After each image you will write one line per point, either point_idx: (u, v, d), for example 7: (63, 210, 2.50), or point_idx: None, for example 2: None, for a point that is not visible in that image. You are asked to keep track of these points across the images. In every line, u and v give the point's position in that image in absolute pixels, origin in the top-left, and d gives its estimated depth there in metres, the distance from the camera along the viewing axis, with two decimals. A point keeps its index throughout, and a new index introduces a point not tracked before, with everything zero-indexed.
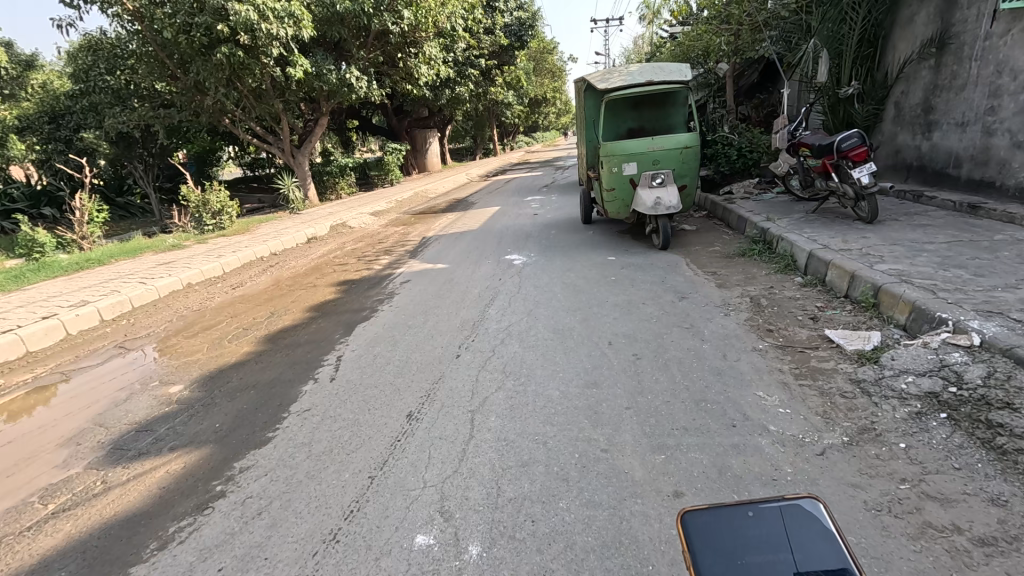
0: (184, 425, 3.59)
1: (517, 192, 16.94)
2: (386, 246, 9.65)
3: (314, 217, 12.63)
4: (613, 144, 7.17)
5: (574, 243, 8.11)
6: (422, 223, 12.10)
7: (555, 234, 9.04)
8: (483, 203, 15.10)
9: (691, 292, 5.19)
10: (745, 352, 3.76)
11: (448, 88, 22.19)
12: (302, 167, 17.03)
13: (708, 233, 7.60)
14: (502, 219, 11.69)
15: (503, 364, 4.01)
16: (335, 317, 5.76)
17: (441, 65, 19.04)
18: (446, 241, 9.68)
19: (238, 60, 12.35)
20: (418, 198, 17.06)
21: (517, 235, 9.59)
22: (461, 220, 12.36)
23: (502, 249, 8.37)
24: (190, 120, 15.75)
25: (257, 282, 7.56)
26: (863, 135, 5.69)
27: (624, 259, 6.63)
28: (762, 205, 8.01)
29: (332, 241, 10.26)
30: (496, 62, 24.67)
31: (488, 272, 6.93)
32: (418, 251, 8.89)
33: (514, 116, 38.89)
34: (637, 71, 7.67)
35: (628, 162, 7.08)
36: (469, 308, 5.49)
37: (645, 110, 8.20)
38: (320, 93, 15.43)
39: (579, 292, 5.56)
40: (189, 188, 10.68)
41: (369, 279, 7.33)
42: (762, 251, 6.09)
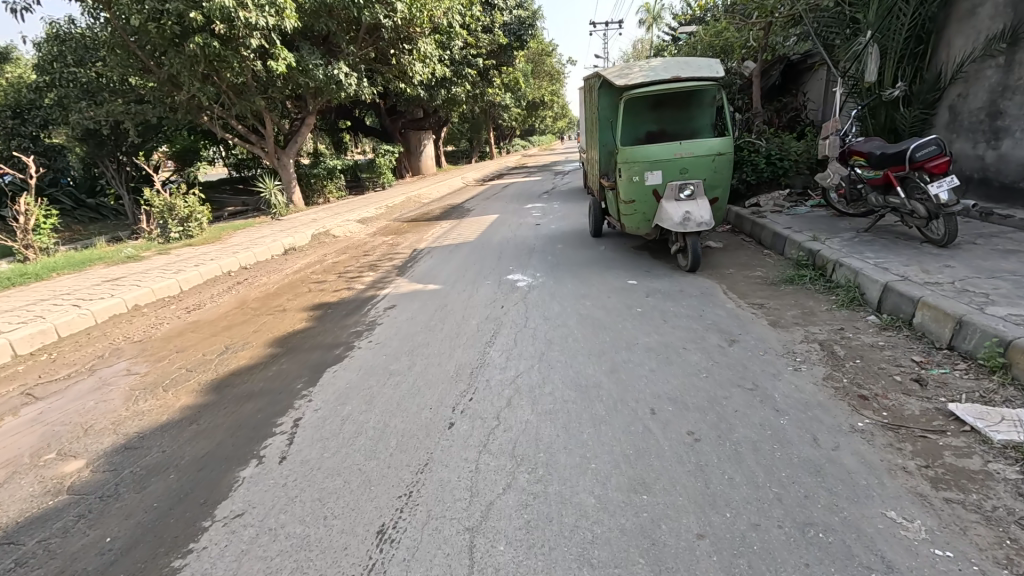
0: (60, 538, 2.54)
1: (516, 199, 15.96)
2: (372, 260, 8.63)
3: (295, 223, 11.57)
4: (634, 149, 6.18)
5: (585, 261, 7.12)
6: (413, 233, 11.07)
7: (561, 249, 8.06)
8: (480, 211, 14.11)
9: (740, 331, 4.23)
10: (841, 432, 2.78)
11: (444, 89, 21.21)
12: (288, 169, 15.97)
13: (740, 252, 6.65)
14: (501, 229, 10.68)
15: (511, 442, 2.98)
16: (298, 357, 4.65)
17: (437, 63, 18.08)
18: (439, 254, 8.65)
19: (214, 52, 11.30)
20: (411, 203, 16.02)
21: (518, 248, 8.60)
22: (456, 229, 11.33)
23: (503, 266, 7.38)
24: (165, 117, 14.67)
25: (217, 304, 6.49)
26: (942, 143, 4.78)
27: (647, 285, 5.65)
28: (799, 220, 7.07)
29: (312, 252, 9.21)
30: (494, 62, 23.79)
31: (488, 297, 5.92)
32: (407, 266, 7.85)
33: (512, 119, 37.96)
34: (660, 66, 6.70)
35: (651, 170, 6.10)
36: (465, 347, 4.46)
37: (667, 111, 7.22)
38: (307, 91, 14.44)
39: (601, 328, 4.57)
40: (151, 192, 9.58)
41: (349, 302, 6.29)
42: (814, 279, 5.14)
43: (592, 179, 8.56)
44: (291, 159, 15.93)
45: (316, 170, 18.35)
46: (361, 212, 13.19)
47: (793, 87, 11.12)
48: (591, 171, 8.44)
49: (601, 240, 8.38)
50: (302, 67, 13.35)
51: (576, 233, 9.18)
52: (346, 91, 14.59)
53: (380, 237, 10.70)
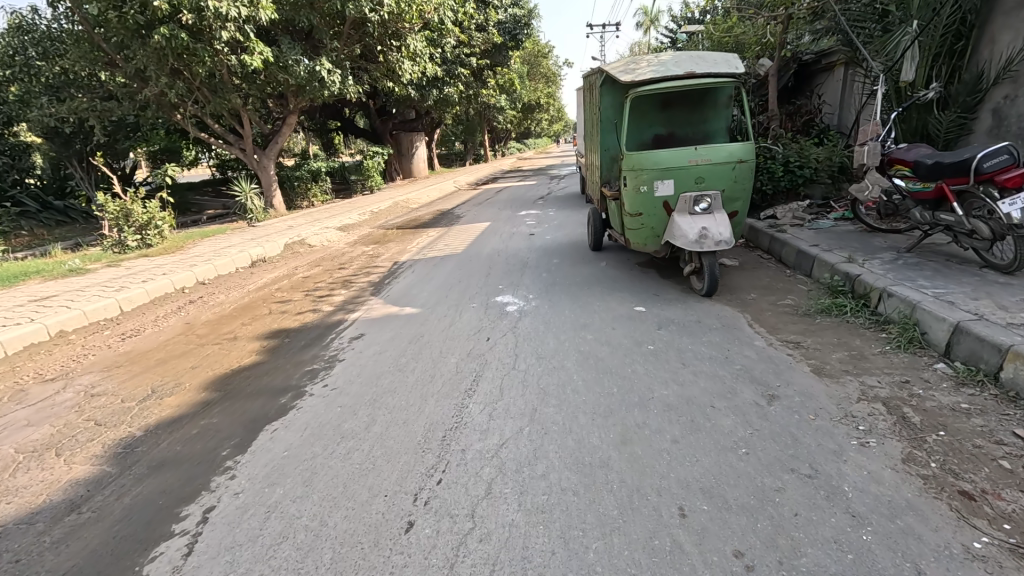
0: None
1: (509, 204, 15.17)
2: (346, 274, 7.78)
3: (270, 230, 10.71)
4: (642, 154, 5.38)
5: (584, 280, 6.31)
6: (396, 242, 10.23)
7: (557, 264, 7.25)
8: (471, 217, 13.31)
9: (778, 381, 3.42)
10: (955, 561, 1.96)
11: (436, 89, 20.40)
12: (268, 171, 15.11)
13: (760, 273, 5.86)
14: (492, 239, 9.88)
15: (489, 566, 2.14)
16: (235, 406, 3.79)
17: (428, 62, 17.29)
18: (421, 268, 7.81)
19: (182, 44, 10.45)
20: (399, 208, 15.21)
21: (509, 262, 7.77)
22: (443, 238, 10.49)
23: (492, 284, 6.55)
24: (136, 115, 13.80)
25: (161, 328, 5.64)
26: (1017, 151, 4.01)
27: (658, 314, 4.85)
28: (825, 236, 6.29)
29: (282, 264, 8.35)
30: (488, 62, 23.05)
31: (472, 324, 5.09)
32: (385, 283, 7.01)
33: (507, 121, 37.21)
34: (671, 60, 5.92)
35: (661, 179, 5.30)
36: (440, 397, 3.63)
37: (677, 112, 6.43)
38: (287, 89, 13.64)
39: (606, 372, 3.75)
40: (104, 197, 8.66)
41: (312, 328, 5.44)
42: (857, 310, 4.36)
43: (592, 187, 7.76)
44: (271, 160, 15.07)
45: (299, 173, 17.50)
46: (343, 217, 12.39)
47: (806, 88, 10.40)
48: (592, 178, 7.64)
49: (602, 254, 7.56)
50: (281, 64, 12.54)
51: (573, 246, 8.37)
52: (330, 90, 13.79)
53: (360, 246, 9.85)
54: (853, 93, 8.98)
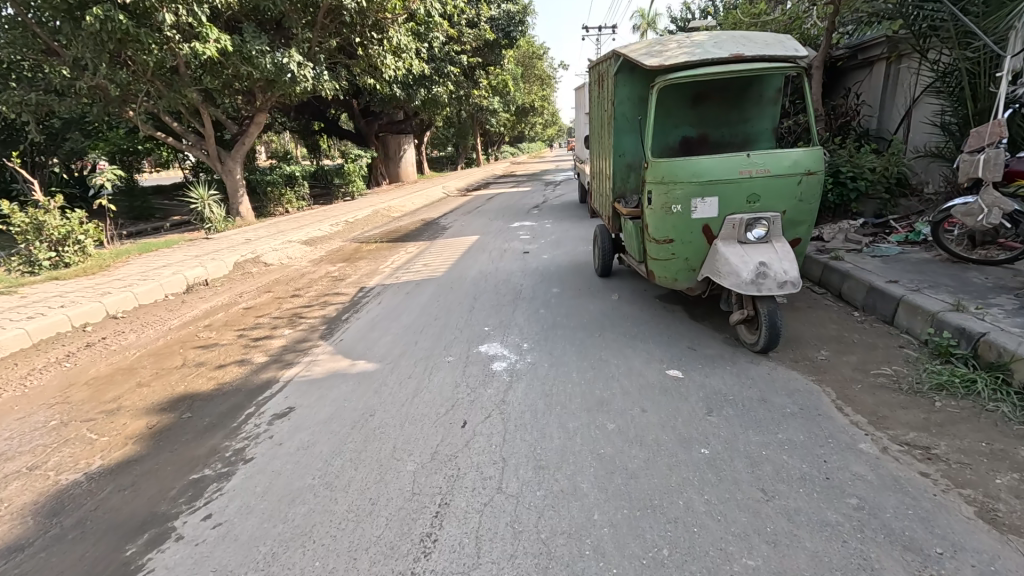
0: None
1: (501, 214, 13.81)
2: (297, 304, 6.37)
3: (222, 245, 9.24)
4: (674, 162, 4.03)
5: (593, 321, 4.93)
6: (368, 260, 8.82)
7: (556, 296, 5.86)
8: (458, 228, 11.92)
9: (935, 541, 2.09)
10: None
11: (424, 88, 19.01)
12: (233, 175, 13.67)
13: (823, 317, 4.54)
14: (480, 257, 8.49)
15: None
16: (48, 563, 2.36)
17: (414, 58, 15.95)
18: (390, 298, 6.40)
19: (121, 28, 9.02)
20: (380, 217, 13.83)
21: (498, 290, 6.39)
22: (422, 254, 9.08)
23: (475, 324, 5.15)
24: (83, 111, 12.31)
25: (27, 389, 4.20)
26: None
27: (701, 386, 3.50)
28: (896, 266, 4.99)
29: (225, 290, 6.92)
30: (479, 60, 21.73)
31: (444, 395, 3.69)
32: (342, 320, 5.59)
33: (500, 124, 35.89)
34: (709, 41, 4.57)
35: (701, 196, 3.95)
36: (375, 560, 2.23)
37: (711, 108, 5.09)
38: (253, 84, 12.25)
39: (645, 510, 2.38)
40: (9, 205, 7.14)
41: (230, 393, 4.03)
42: (1000, 393, 3.03)
43: (599, 199, 6.42)
44: (237, 163, 13.63)
45: (271, 176, 16.03)
46: (313, 229, 10.97)
47: (837, 87, 9.13)
48: (600, 189, 6.31)
49: (611, 283, 6.20)
50: (244, 55, 11.17)
51: (575, 270, 7.01)
52: (300, 86, 12.43)
53: (325, 266, 8.43)
54: (901, 91, 7.73)
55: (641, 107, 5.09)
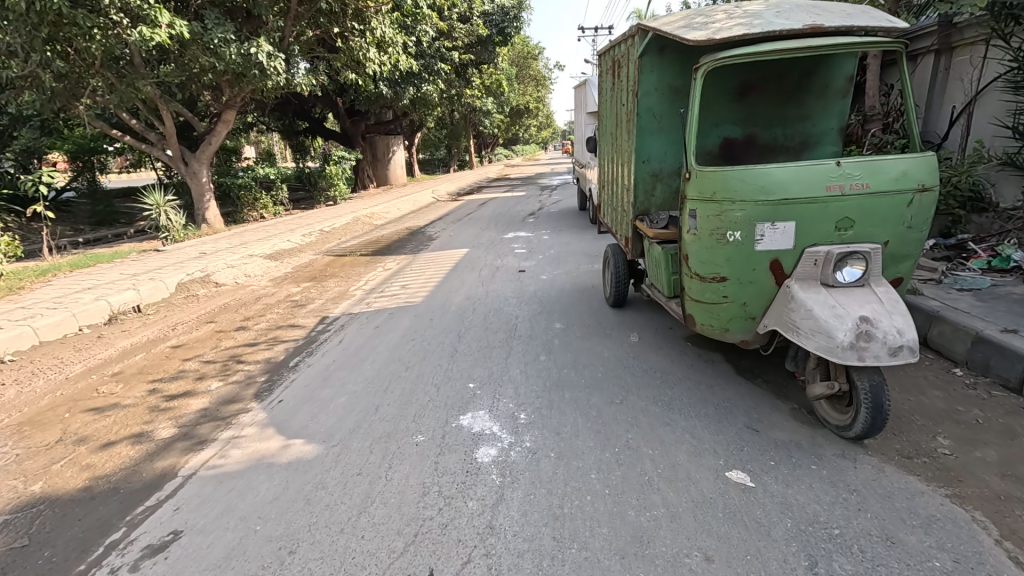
0: None
1: (493, 222, 12.67)
2: (241, 340, 5.19)
3: (170, 260, 8.00)
4: (730, 172, 2.90)
5: (610, 377, 3.77)
6: (338, 279, 7.63)
7: (561, 335, 4.71)
8: (445, 238, 10.76)
9: None
10: None
11: (413, 86, 17.87)
12: (199, 178, 12.45)
13: (917, 379, 3.43)
14: (468, 276, 7.34)
15: None
16: None
17: (399, 54, 14.84)
18: (355, 333, 5.21)
19: (54, 8, 7.80)
20: (361, 225, 12.63)
21: (487, 323, 5.22)
22: (402, 272, 7.93)
23: (458, 378, 3.97)
24: (27, 105, 11.04)
25: None
26: None
27: (784, 507, 2.36)
28: (997, 306, 3.90)
29: (157, 322, 5.70)
30: (472, 58, 20.62)
31: (405, 513, 2.51)
32: (288, 368, 4.40)
33: (494, 126, 34.78)
34: (768, 11, 3.44)
35: (772, 221, 2.81)
36: None
37: (763, 102, 3.95)
38: (218, 77, 11.04)
39: None
40: None
41: (102, 495, 2.83)
42: None
43: (611, 216, 5.28)
44: (202, 165, 12.41)
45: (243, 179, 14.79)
46: (282, 239, 9.76)
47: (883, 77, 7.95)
48: (613, 204, 5.16)
49: (627, 318, 5.05)
50: (206, 44, 10.02)
51: (581, 297, 5.86)
52: (272, 79, 11.26)
53: (287, 286, 7.23)
54: (955, 85, 6.57)
55: (673, 100, 3.96)
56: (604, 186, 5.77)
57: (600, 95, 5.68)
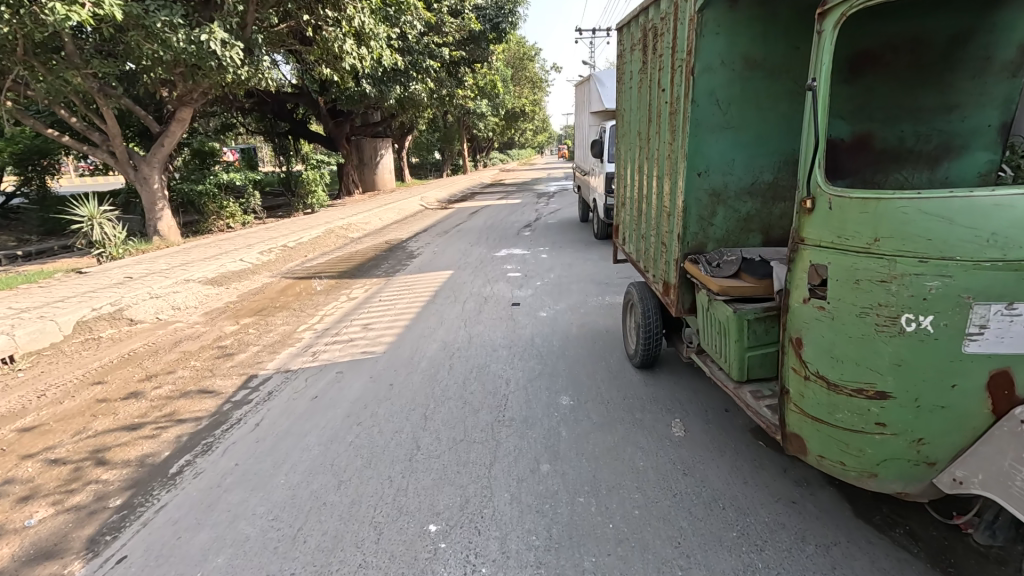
0: None
1: (483, 236, 11.30)
2: (124, 417, 3.74)
3: (84, 286, 6.54)
4: (915, 203, 1.54)
5: (655, 522, 2.37)
6: (289, 313, 6.21)
7: (569, 421, 3.31)
8: (428, 255, 9.39)
9: None
10: None
11: (399, 84, 16.59)
12: (150, 184, 11.02)
13: None
14: (448, 311, 5.94)
15: None
16: None
17: (381, 47, 13.49)
18: (283, 406, 3.77)
19: None
20: (335, 237, 11.22)
21: (466, 394, 3.79)
22: (368, 303, 6.51)
23: (413, 514, 2.54)
24: None
25: None
26: None
27: None
28: None
29: (22, 384, 4.24)
30: (464, 55, 19.37)
31: None
32: (165, 479, 2.96)
33: (488, 129, 33.59)
34: None
35: (1007, 300, 1.46)
36: None
37: (887, 85, 2.57)
38: (168, 71, 9.66)
39: None
40: None
41: None
42: None
43: (638, 248, 3.87)
44: (154, 169, 11.00)
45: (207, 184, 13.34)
46: (234, 257, 8.32)
47: None
48: (642, 232, 3.76)
49: (661, 390, 3.64)
50: (150, 30, 8.62)
51: (593, 349, 4.45)
52: (231, 72, 9.86)
53: (222, 324, 5.80)
54: None
55: (748, 79, 2.58)
56: (624, 206, 4.36)
57: (620, 87, 4.30)
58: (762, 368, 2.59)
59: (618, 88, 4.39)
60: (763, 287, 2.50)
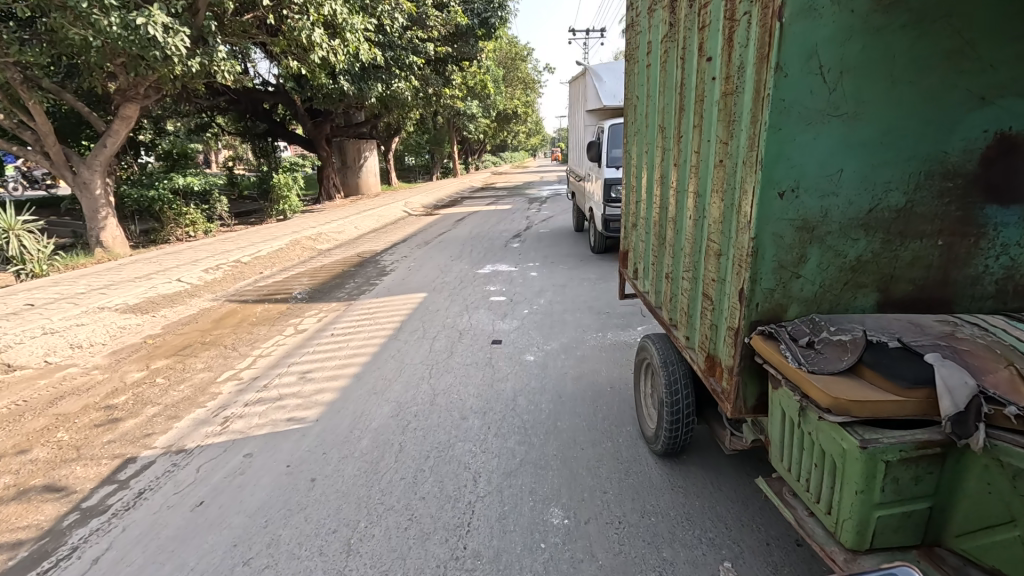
0: None
1: (467, 248, 10.17)
2: None
3: None
4: None
5: None
6: (217, 353, 5.04)
7: (563, 566, 2.17)
8: (402, 272, 8.26)
9: None
10: None
11: (380, 81, 15.50)
12: (91, 190, 9.78)
13: None
14: (413, 350, 4.82)
15: None
16: None
17: (357, 40, 12.45)
18: (148, 523, 2.60)
19: None
20: (300, 249, 10.03)
21: (414, 504, 2.64)
22: (316, 338, 5.34)
23: None
24: None
25: None
26: None
27: None
28: None
29: None
30: (451, 52, 18.33)
31: None
32: None
33: (478, 131, 32.56)
34: None
35: None
36: None
37: None
38: (105, 59, 8.51)
39: None
40: None
41: None
42: None
43: (661, 291, 2.75)
44: (96, 173, 9.79)
45: (162, 190, 12.00)
46: (170, 277, 7.11)
47: None
48: (665, 270, 2.65)
49: (695, 498, 2.54)
50: (77, 11, 7.50)
51: (594, 420, 3.33)
52: (178, 62, 8.73)
53: (127, 370, 4.61)
54: None
55: (877, 29, 1.48)
56: (636, 228, 3.24)
57: (631, 69, 3.20)
58: (896, 535, 1.47)
59: (627, 72, 3.29)
60: (914, 403, 1.36)
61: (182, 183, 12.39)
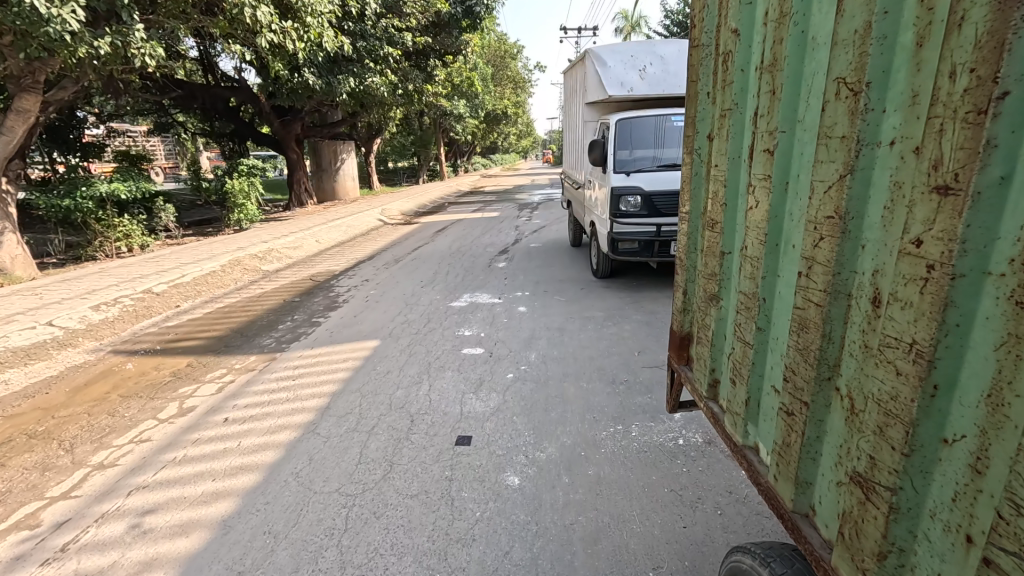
0: None
1: (443, 268, 8.51)
2: None
3: None
4: None
5: None
6: (38, 457, 3.32)
7: None
8: (357, 304, 6.61)
9: None
10: None
11: (353, 75, 13.84)
12: None
13: None
14: (333, 457, 3.15)
15: None
16: None
17: (319, 26, 10.79)
18: None
19: None
20: (241, 271, 8.31)
21: None
22: (198, 427, 3.61)
23: None
24: None
25: None
26: None
27: None
28: None
29: None
30: (434, 44, 16.72)
31: None
32: None
33: (467, 133, 30.90)
34: None
35: None
36: None
37: None
38: None
39: None
40: None
41: None
42: None
43: (821, 483, 1.20)
44: None
45: (80, 200, 9.85)
46: (41, 319, 5.38)
47: None
48: (846, 451, 1.11)
49: None
50: None
51: None
52: (79, 43, 7.04)
53: None
54: None
55: None
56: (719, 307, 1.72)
57: (719, 8, 1.67)
58: None
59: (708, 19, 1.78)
60: None
61: (105, 190, 10.21)
